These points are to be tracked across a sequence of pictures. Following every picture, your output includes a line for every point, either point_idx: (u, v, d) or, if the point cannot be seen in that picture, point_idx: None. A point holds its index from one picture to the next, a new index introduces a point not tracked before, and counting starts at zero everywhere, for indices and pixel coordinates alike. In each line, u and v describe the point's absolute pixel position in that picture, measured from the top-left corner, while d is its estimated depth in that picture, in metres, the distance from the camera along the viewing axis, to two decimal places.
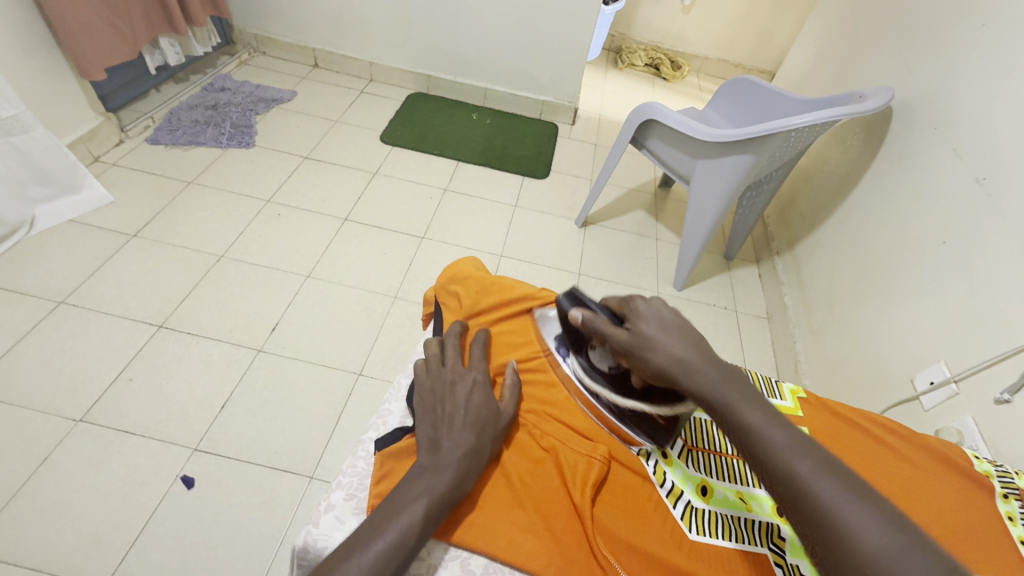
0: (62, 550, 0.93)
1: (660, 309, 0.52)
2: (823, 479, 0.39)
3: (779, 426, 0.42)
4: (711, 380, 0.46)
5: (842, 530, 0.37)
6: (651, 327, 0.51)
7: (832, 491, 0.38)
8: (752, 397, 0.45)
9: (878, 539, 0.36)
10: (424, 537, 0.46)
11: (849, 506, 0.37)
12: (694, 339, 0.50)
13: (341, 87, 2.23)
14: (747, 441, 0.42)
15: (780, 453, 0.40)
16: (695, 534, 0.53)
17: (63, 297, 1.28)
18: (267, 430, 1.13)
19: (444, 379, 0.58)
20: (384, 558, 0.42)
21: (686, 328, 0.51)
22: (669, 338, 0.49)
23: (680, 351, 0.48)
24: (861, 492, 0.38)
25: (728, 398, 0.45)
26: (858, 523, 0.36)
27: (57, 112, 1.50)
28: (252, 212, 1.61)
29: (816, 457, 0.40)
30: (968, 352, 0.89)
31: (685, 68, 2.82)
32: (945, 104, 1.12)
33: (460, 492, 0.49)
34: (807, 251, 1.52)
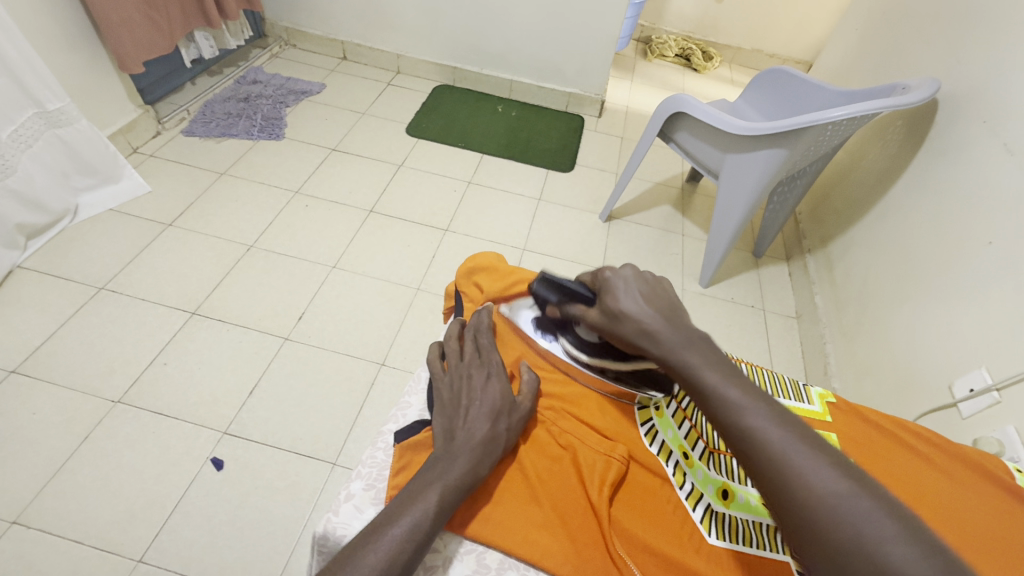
0: (101, 524, 0.97)
1: (627, 279, 0.55)
2: (772, 428, 0.41)
3: (735, 383, 0.45)
4: (673, 344, 0.48)
5: (788, 470, 0.39)
6: (619, 298, 0.54)
7: (777, 437, 0.40)
8: (709, 357, 0.47)
9: (820, 480, 0.38)
10: (443, 522, 0.46)
11: (798, 452, 0.39)
12: (660, 307, 0.52)
13: (368, 79, 2.24)
14: (705, 400, 0.45)
15: (730, 407, 0.43)
16: (714, 539, 0.51)
17: (103, 283, 1.34)
18: (292, 417, 1.16)
19: (460, 374, 0.59)
20: (401, 546, 0.43)
21: (652, 297, 0.53)
22: (635, 308, 0.52)
23: (646, 320, 0.51)
24: (812, 442, 0.40)
25: (688, 360, 0.47)
26: (803, 465, 0.39)
27: (100, 104, 1.56)
28: (281, 203, 1.64)
29: (769, 411, 0.42)
30: (1010, 359, 0.85)
31: (717, 59, 2.75)
32: (997, 96, 1.05)
33: (475, 479, 0.49)
34: (841, 250, 1.46)
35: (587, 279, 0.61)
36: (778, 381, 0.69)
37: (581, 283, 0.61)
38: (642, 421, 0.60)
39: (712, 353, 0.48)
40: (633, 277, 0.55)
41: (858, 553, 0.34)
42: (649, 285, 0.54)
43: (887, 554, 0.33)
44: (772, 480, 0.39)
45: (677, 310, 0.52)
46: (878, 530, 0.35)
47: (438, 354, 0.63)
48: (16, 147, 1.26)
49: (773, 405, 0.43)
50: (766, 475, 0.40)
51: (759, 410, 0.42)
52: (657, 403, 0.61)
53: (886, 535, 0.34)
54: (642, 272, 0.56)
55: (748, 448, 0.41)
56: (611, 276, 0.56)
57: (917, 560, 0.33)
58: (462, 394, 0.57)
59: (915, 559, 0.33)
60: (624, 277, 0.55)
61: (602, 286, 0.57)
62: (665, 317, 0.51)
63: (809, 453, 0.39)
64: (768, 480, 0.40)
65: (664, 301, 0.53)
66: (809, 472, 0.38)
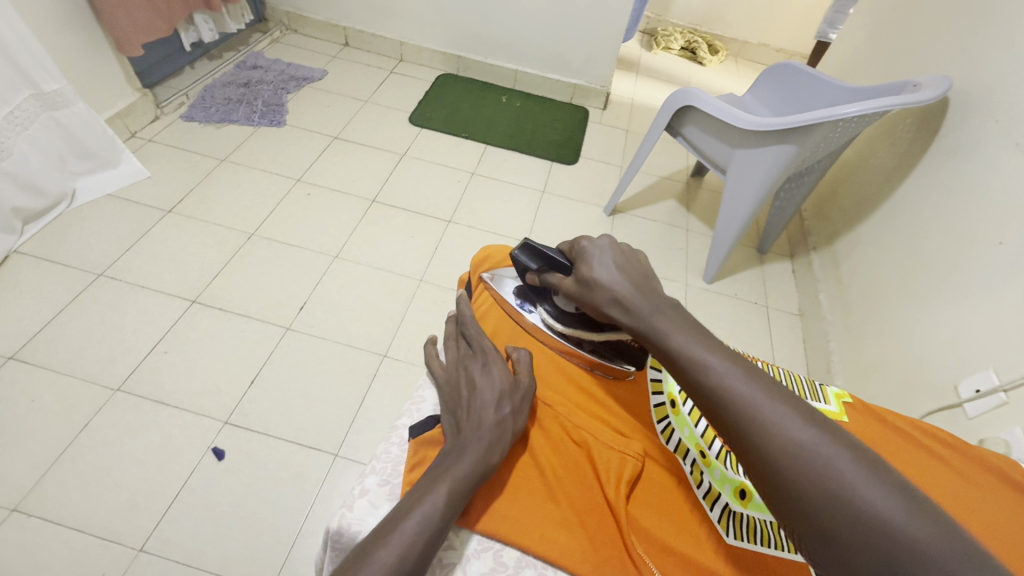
0: (102, 513, 0.97)
1: (601, 250, 0.57)
2: (741, 382, 0.40)
3: (704, 343, 0.44)
4: (644, 312, 0.49)
5: (757, 423, 0.38)
6: (594, 268, 0.55)
7: (746, 389, 0.40)
8: (681, 323, 0.47)
9: (790, 431, 0.37)
10: (457, 512, 0.45)
11: (768, 405, 0.39)
12: (634, 277, 0.53)
13: (371, 67, 2.21)
14: (675, 361, 0.44)
15: (699, 366, 0.42)
16: (733, 539, 0.51)
17: (102, 270, 1.32)
18: (295, 408, 1.15)
19: (459, 366, 0.59)
20: (413, 541, 0.41)
21: (626, 266, 0.54)
22: (608, 278, 0.53)
23: (620, 289, 0.52)
24: (777, 394, 0.40)
25: (659, 326, 0.47)
26: (774, 419, 0.38)
27: (98, 87, 1.53)
28: (282, 190, 1.62)
29: (736, 367, 0.42)
30: (1018, 360, 0.85)
31: (722, 52, 2.73)
32: (1010, 95, 1.05)
33: (489, 467, 0.49)
34: (847, 248, 1.46)
35: (564, 248, 0.62)
36: (795, 381, 0.69)
37: (559, 251, 0.63)
38: (659, 418, 0.60)
39: (683, 319, 0.47)
40: (608, 248, 0.57)
41: (826, 496, 0.35)
42: (623, 255, 0.56)
43: (858, 497, 0.34)
44: (743, 437, 0.39)
45: (648, 278, 0.53)
46: (846, 473, 0.35)
47: (434, 353, 0.64)
48: (11, 128, 1.23)
49: (738, 359, 0.43)
50: (738, 433, 0.39)
51: (728, 367, 0.42)
52: (673, 400, 0.61)
53: (851, 479, 0.35)
54: (618, 244, 0.58)
55: (719, 406, 0.41)
56: (587, 246, 0.58)
57: (883, 499, 0.34)
58: (462, 386, 0.56)
59: (879, 500, 0.34)
60: (599, 247, 0.57)
61: (578, 256, 0.59)
62: (638, 285, 0.52)
63: (778, 404, 0.39)
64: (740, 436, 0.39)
65: (636, 270, 0.54)
66: (777, 423, 0.38)
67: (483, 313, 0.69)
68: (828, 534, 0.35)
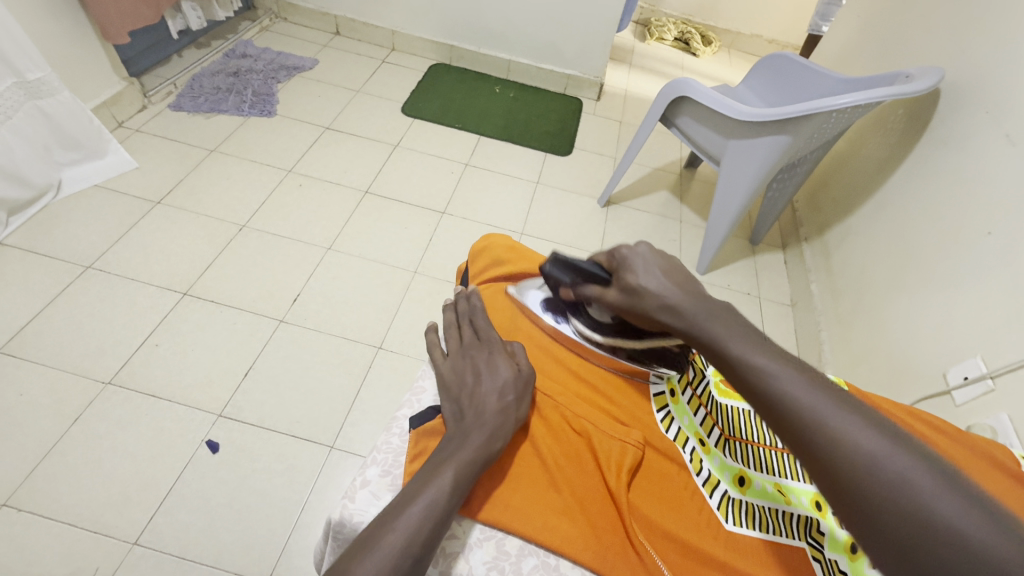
0: (94, 507, 0.96)
1: (643, 256, 0.53)
2: (804, 392, 0.40)
3: (762, 351, 0.44)
4: (698, 318, 0.47)
5: (824, 433, 0.38)
6: (639, 276, 0.51)
7: (812, 400, 0.40)
8: (737, 329, 0.46)
9: (858, 442, 0.37)
10: (462, 498, 0.45)
11: (835, 415, 0.39)
12: (680, 282, 0.51)
13: (362, 56, 2.18)
14: (732, 369, 0.44)
15: (759, 374, 0.42)
16: (732, 525, 0.52)
17: (90, 262, 1.30)
18: (288, 400, 1.14)
19: (464, 356, 0.59)
20: (420, 524, 0.41)
21: (671, 271, 0.51)
22: (656, 287, 0.50)
23: (670, 296, 0.49)
24: (847, 403, 0.40)
25: (715, 332, 0.46)
26: (841, 427, 0.38)
27: (83, 75, 1.49)
28: (273, 181, 1.60)
29: (800, 376, 0.42)
30: (1006, 348, 0.86)
31: (716, 43, 2.72)
32: (1001, 86, 1.05)
33: (491, 452, 0.49)
34: (838, 239, 1.48)
35: (597, 258, 0.58)
36: None
37: (593, 261, 0.58)
38: (659, 407, 0.60)
39: (739, 326, 0.47)
40: (649, 253, 0.53)
41: (897, 507, 0.34)
42: (665, 260, 0.53)
43: (932, 509, 0.33)
44: (810, 446, 0.39)
45: (692, 280, 0.51)
46: (920, 484, 0.34)
47: (435, 341, 0.63)
48: None
49: (801, 368, 0.43)
50: (803, 442, 0.39)
51: (788, 375, 0.42)
52: (673, 389, 0.61)
53: (925, 490, 0.34)
54: (657, 247, 0.54)
55: (782, 414, 0.41)
56: (628, 254, 0.53)
57: (961, 511, 0.33)
58: (466, 375, 0.56)
59: (957, 511, 0.33)
60: (641, 254, 0.53)
61: (619, 264, 0.54)
62: (687, 292, 0.50)
63: (845, 413, 0.39)
64: (805, 445, 0.39)
65: (680, 275, 0.51)
66: (846, 432, 0.38)
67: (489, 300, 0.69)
68: (901, 547, 0.34)
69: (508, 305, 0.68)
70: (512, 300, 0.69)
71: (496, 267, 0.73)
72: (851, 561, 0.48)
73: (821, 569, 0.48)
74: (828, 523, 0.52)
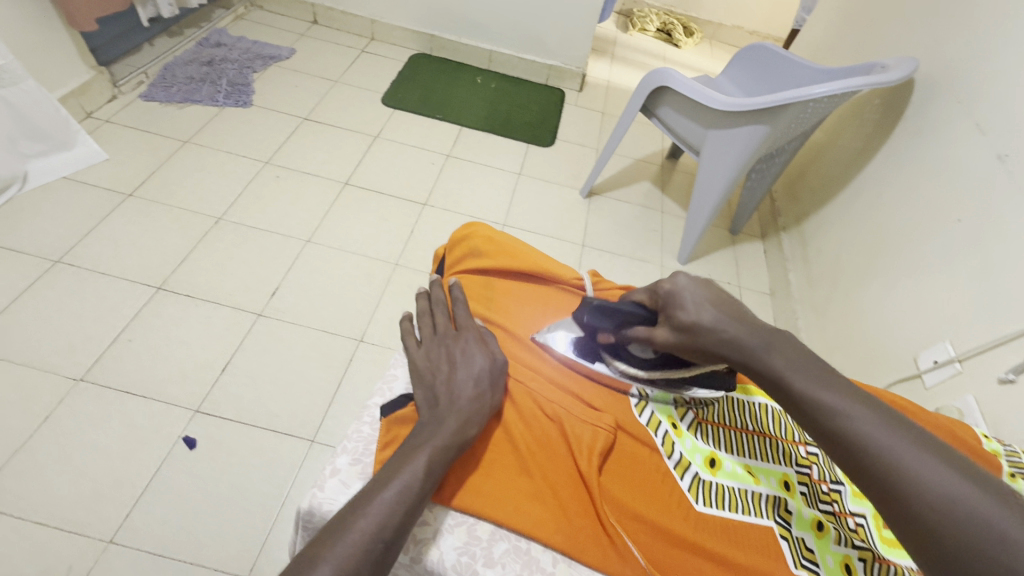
0: (66, 505, 0.94)
1: (691, 289, 0.52)
2: (876, 430, 0.39)
3: (829, 386, 0.42)
4: (756, 350, 0.46)
5: (895, 472, 0.36)
6: (690, 310, 0.51)
7: (885, 439, 0.38)
8: (796, 359, 0.45)
9: (936, 482, 0.35)
10: (433, 484, 0.45)
11: (910, 455, 0.37)
12: (732, 313, 0.50)
13: (341, 45, 2.15)
14: (796, 406, 0.43)
15: (824, 410, 0.41)
16: (702, 506, 0.52)
17: (59, 256, 1.26)
18: (267, 394, 1.13)
19: (440, 346, 0.57)
20: (391, 510, 0.41)
21: (720, 303, 0.51)
22: (710, 320, 0.50)
23: (724, 329, 0.49)
24: (923, 443, 0.38)
25: (774, 365, 0.45)
26: (914, 467, 0.36)
27: (49, 63, 1.44)
28: (250, 173, 1.57)
29: (871, 413, 0.40)
30: (973, 333, 0.89)
31: (697, 34, 2.73)
32: (972, 77, 1.07)
33: (464, 438, 0.49)
34: (814, 228, 1.50)
35: (637, 300, 0.58)
36: None
37: (631, 303, 0.58)
38: (633, 391, 0.60)
39: (797, 353, 0.46)
40: (695, 285, 0.52)
41: (978, 556, 0.32)
42: (713, 291, 0.52)
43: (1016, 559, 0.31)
44: (881, 486, 0.37)
45: (743, 310, 0.51)
46: (1005, 532, 0.32)
47: (409, 330, 0.62)
48: None
49: (873, 403, 0.41)
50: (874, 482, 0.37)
51: (858, 413, 0.40)
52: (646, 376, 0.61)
53: (1011, 539, 0.31)
54: (701, 277, 0.54)
55: (850, 453, 0.39)
56: (674, 288, 0.53)
57: None
58: (441, 363, 0.55)
59: None
60: (687, 287, 0.52)
61: (665, 301, 0.54)
62: (741, 323, 0.49)
63: (920, 453, 0.37)
64: (876, 485, 0.37)
65: (731, 306, 0.51)
66: (921, 474, 0.36)
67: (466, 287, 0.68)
68: None
69: (483, 294, 0.67)
70: (487, 289, 0.68)
71: (472, 257, 0.72)
72: (817, 538, 0.51)
73: (787, 546, 0.50)
74: (796, 502, 0.53)
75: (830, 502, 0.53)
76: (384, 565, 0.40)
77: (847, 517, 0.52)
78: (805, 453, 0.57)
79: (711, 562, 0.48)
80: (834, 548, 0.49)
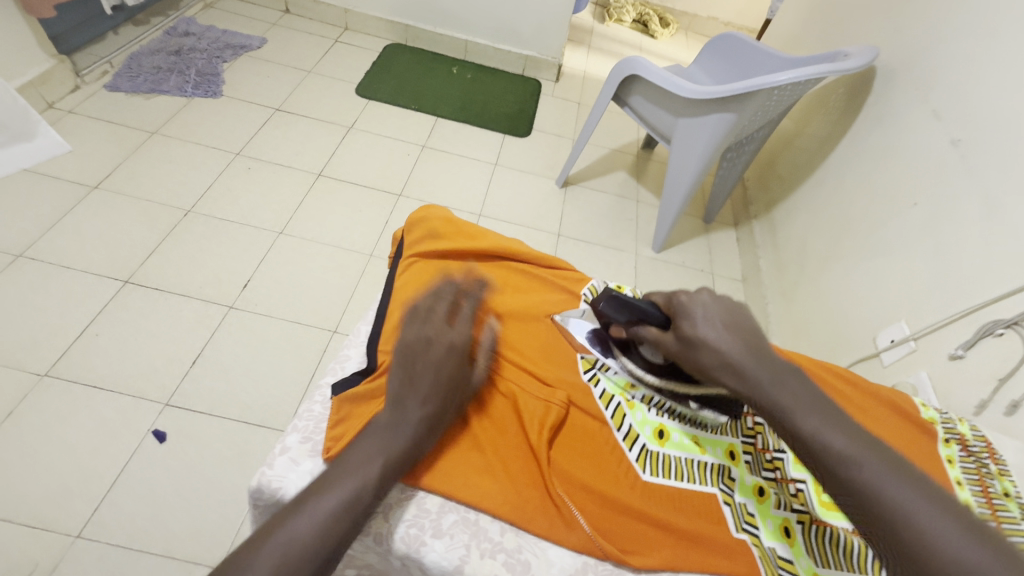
0: (31, 502, 0.92)
1: (704, 305, 0.49)
2: (885, 481, 0.39)
3: (836, 428, 0.42)
4: (762, 381, 0.44)
5: (907, 531, 0.37)
6: (697, 326, 0.48)
7: (896, 490, 0.39)
8: (806, 396, 0.44)
9: (947, 543, 0.36)
10: (380, 496, 0.44)
11: (920, 513, 0.38)
12: (742, 335, 0.47)
13: (314, 35, 2.12)
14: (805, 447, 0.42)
15: (837, 457, 0.41)
16: (649, 476, 0.55)
17: (21, 250, 1.23)
18: (239, 386, 1.12)
19: (426, 335, 0.52)
20: (336, 519, 0.40)
21: (734, 325, 0.48)
22: (714, 338, 0.47)
23: (729, 351, 0.46)
24: (931, 496, 0.39)
25: (779, 399, 0.43)
26: (926, 526, 0.37)
27: (7, 52, 1.40)
28: (220, 165, 1.55)
29: (881, 462, 0.40)
30: (927, 312, 0.92)
31: (673, 25, 2.75)
32: (929, 64, 1.10)
33: (414, 452, 0.48)
34: (784, 214, 1.53)
35: (656, 300, 0.56)
36: None
37: (651, 302, 0.56)
38: (585, 368, 0.62)
39: (808, 391, 0.44)
40: (710, 303, 0.49)
41: None
42: (729, 311, 0.49)
43: None
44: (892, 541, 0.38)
45: (755, 338, 0.47)
46: None
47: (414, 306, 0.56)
48: None
49: (879, 449, 0.42)
50: (886, 536, 0.38)
51: (868, 461, 0.40)
52: None
53: None
54: (720, 296, 0.51)
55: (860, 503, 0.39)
56: (688, 301, 0.50)
57: None
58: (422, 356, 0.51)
59: None
60: (702, 302, 0.49)
61: (676, 311, 0.51)
62: (751, 348, 0.46)
63: (930, 509, 0.38)
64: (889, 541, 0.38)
65: (745, 329, 0.47)
66: (933, 533, 0.37)
67: (424, 266, 0.69)
68: None
69: (440, 276, 0.68)
70: (443, 270, 0.69)
71: (428, 238, 0.73)
72: (758, 503, 0.54)
73: (729, 513, 0.53)
74: (739, 470, 0.56)
75: (772, 469, 0.56)
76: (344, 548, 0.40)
77: (788, 482, 0.54)
78: (752, 423, 0.59)
79: (653, 527, 0.51)
80: (774, 513, 0.53)
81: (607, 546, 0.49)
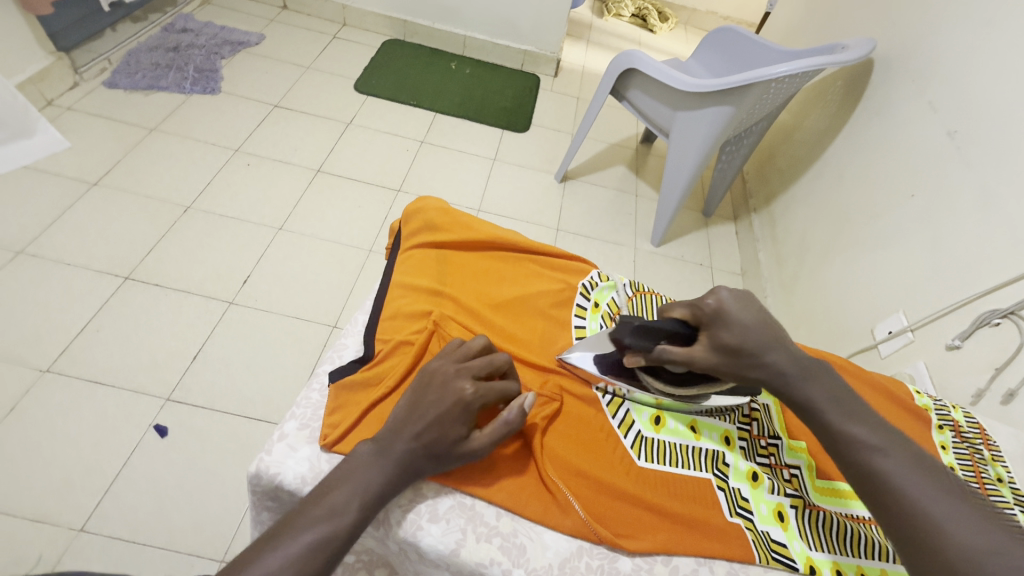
0: (34, 495, 0.93)
1: (738, 312, 0.50)
2: (904, 472, 0.42)
3: (857, 421, 0.46)
4: (794, 377, 0.48)
5: (923, 517, 0.39)
6: (737, 334, 0.49)
7: (913, 480, 0.41)
8: (832, 392, 0.48)
9: (963, 533, 0.37)
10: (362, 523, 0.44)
11: (938, 504, 0.39)
12: (772, 336, 0.50)
13: (312, 31, 2.11)
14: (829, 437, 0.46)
15: (857, 446, 0.44)
16: (644, 462, 0.55)
17: (22, 247, 1.24)
18: (239, 380, 1.13)
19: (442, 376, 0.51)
20: (308, 554, 0.40)
21: (765, 326, 0.50)
22: (754, 345, 0.49)
23: (766, 355, 0.49)
24: (951, 491, 0.40)
25: (812, 395, 0.48)
26: (942, 515, 0.38)
27: (5, 49, 1.41)
28: (219, 161, 1.55)
29: (902, 456, 0.43)
30: (925, 303, 0.92)
31: (673, 20, 2.74)
32: (926, 55, 1.10)
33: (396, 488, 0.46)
34: (783, 208, 1.53)
35: (675, 317, 0.54)
36: None
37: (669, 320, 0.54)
38: None
39: (834, 386, 0.48)
40: (741, 306, 0.51)
41: None
42: (758, 313, 0.51)
43: None
44: (909, 529, 0.39)
45: (772, 335, 0.50)
46: None
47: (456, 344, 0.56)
48: None
49: (904, 444, 0.44)
50: (903, 523, 0.40)
51: (892, 453, 0.43)
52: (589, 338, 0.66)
53: None
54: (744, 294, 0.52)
55: (878, 490, 0.42)
56: (720, 310, 0.51)
57: None
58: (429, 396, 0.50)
59: None
60: (734, 309, 0.50)
61: (709, 321, 0.51)
62: (783, 348, 0.49)
63: (950, 501, 0.39)
64: (906, 526, 0.39)
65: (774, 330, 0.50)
66: (949, 522, 0.38)
67: (421, 259, 0.69)
68: None
69: (436, 270, 0.69)
70: (439, 264, 0.69)
71: (426, 230, 0.73)
72: (752, 488, 0.55)
73: (724, 497, 0.54)
74: (733, 455, 0.57)
75: (767, 455, 0.58)
76: (342, 548, 0.43)
77: (782, 468, 0.57)
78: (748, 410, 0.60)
79: (648, 511, 0.52)
80: (767, 497, 0.54)
81: (602, 530, 0.49)
